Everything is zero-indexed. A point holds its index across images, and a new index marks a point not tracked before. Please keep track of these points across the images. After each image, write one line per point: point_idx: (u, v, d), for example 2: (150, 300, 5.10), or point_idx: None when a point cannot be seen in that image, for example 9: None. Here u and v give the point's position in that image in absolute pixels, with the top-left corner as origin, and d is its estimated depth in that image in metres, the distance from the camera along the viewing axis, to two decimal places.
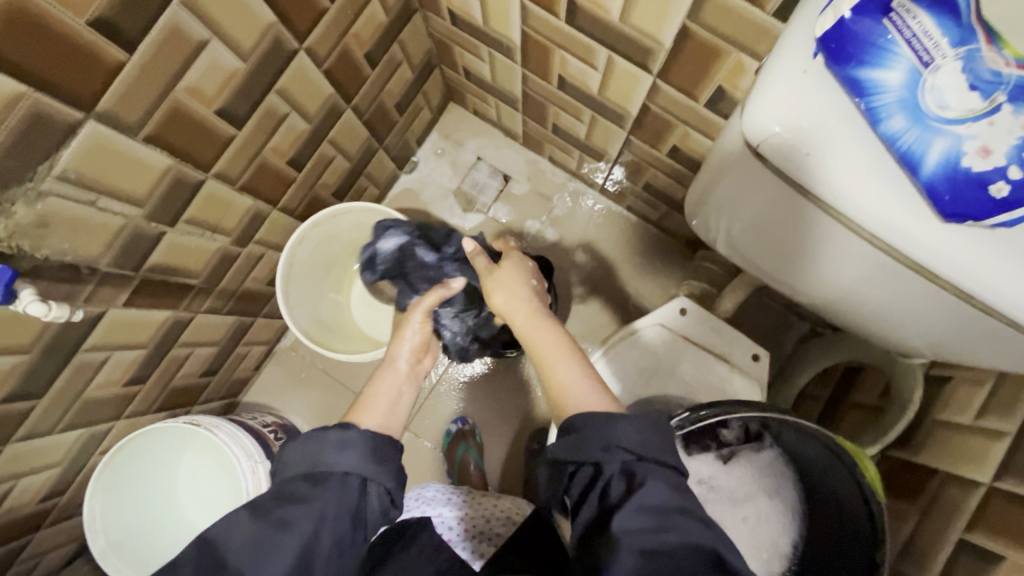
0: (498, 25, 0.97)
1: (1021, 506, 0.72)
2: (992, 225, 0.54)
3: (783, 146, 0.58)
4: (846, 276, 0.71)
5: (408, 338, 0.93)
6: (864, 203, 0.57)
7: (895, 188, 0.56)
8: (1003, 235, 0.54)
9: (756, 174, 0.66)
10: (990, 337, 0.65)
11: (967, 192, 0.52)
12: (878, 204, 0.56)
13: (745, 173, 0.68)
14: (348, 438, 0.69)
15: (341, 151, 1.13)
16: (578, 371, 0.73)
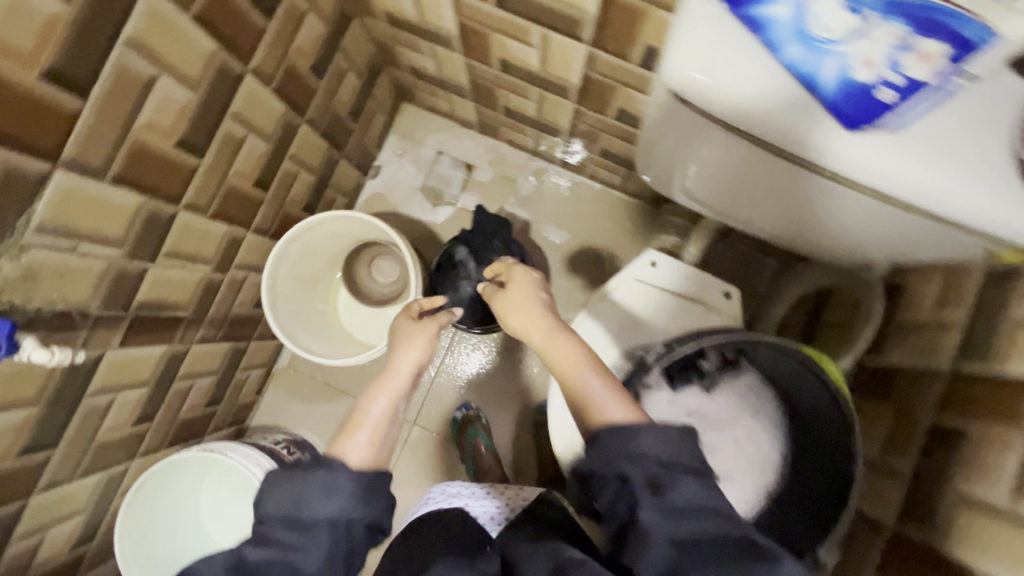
0: (434, 18, 0.96)
1: (975, 386, 0.73)
2: (893, 126, 0.54)
3: (705, 93, 0.55)
4: (796, 201, 0.69)
5: (398, 360, 0.87)
6: (790, 139, 0.55)
7: (815, 113, 0.55)
8: (917, 137, 0.54)
9: (688, 123, 0.63)
10: (937, 237, 0.65)
11: (863, 104, 0.54)
12: (804, 131, 0.55)
13: (678, 123, 0.65)
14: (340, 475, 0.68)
15: (305, 165, 1.12)
16: (598, 380, 0.72)
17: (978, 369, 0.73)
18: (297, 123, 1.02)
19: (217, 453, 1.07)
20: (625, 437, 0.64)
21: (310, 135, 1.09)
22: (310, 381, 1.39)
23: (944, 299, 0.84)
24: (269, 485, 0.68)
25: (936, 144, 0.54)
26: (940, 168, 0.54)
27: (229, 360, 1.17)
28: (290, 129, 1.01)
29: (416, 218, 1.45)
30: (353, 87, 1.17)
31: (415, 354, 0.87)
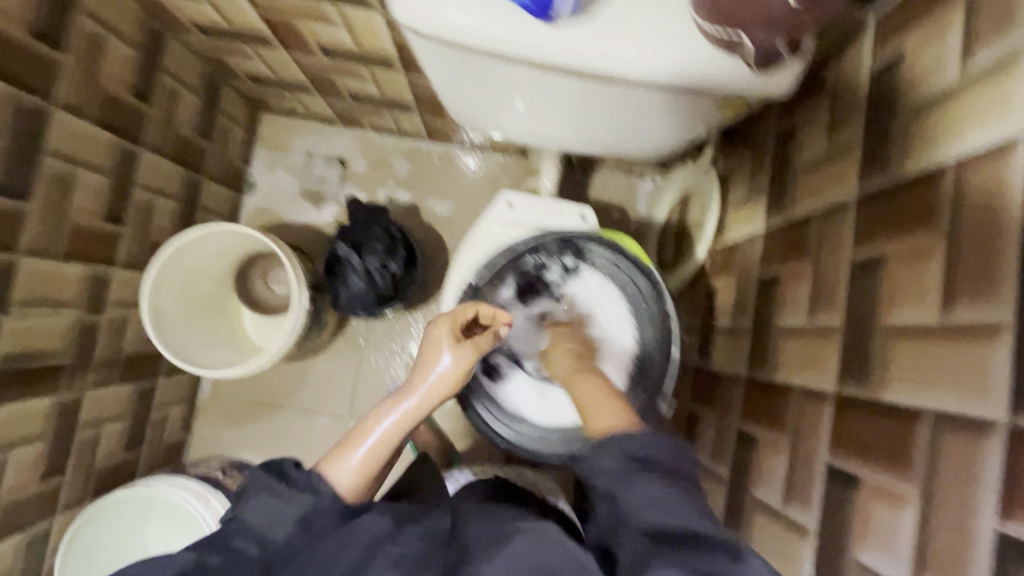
0: (239, 19, 0.97)
1: (780, 233, 0.81)
2: (570, 12, 0.62)
3: (419, 20, 0.62)
4: (567, 101, 0.79)
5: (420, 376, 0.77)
6: (497, 44, 0.63)
7: (509, 16, 0.62)
8: (596, 21, 0.63)
9: (441, 54, 0.71)
10: (682, 105, 0.75)
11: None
12: (509, 38, 0.63)
13: (438, 57, 0.73)
14: (321, 491, 0.57)
15: (160, 192, 1.12)
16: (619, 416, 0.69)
17: (780, 219, 0.82)
18: (134, 150, 1.03)
19: (142, 488, 1.06)
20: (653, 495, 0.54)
21: (156, 161, 1.09)
22: (235, 405, 1.39)
23: (760, 170, 0.92)
24: (246, 494, 0.55)
25: (616, 25, 0.63)
26: (626, 43, 0.63)
27: (138, 400, 1.17)
28: (128, 157, 1.01)
29: (300, 221, 1.43)
30: (191, 104, 1.16)
31: (443, 371, 0.76)
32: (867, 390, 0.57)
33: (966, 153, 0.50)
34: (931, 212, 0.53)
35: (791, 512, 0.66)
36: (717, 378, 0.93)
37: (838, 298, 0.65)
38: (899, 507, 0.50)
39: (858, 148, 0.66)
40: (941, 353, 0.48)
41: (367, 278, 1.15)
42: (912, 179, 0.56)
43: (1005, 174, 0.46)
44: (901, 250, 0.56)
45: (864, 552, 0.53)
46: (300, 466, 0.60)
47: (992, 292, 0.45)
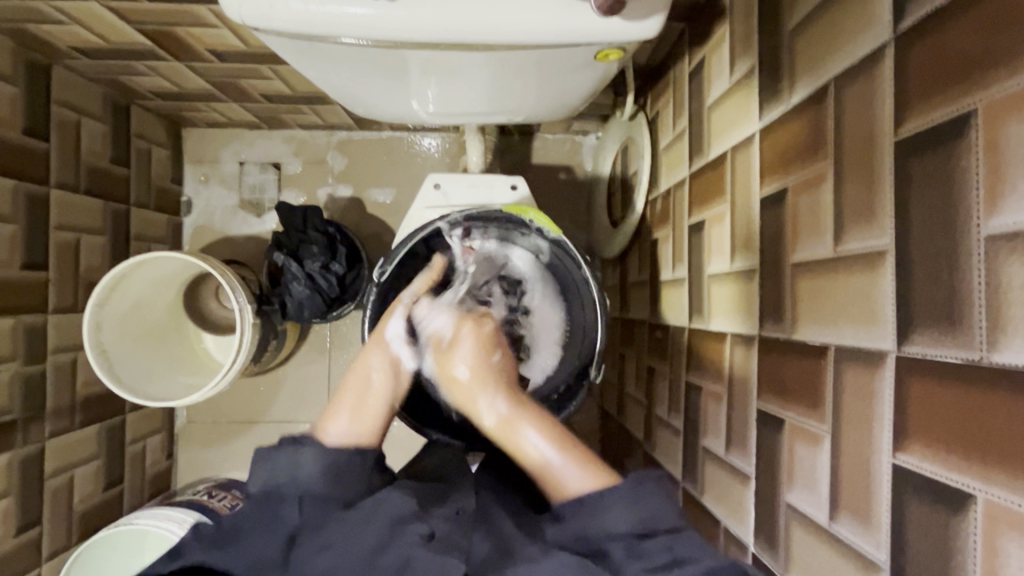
0: (117, 36, 0.91)
1: (700, 176, 0.78)
2: None
3: (258, 15, 0.59)
4: (465, 78, 0.73)
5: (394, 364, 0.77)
6: (366, 30, 0.60)
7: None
8: None
9: (310, 53, 0.67)
10: (575, 66, 0.69)
11: None
12: (359, 18, 0.59)
13: (310, 59, 0.69)
14: (322, 455, 0.61)
15: (80, 230, 1.09)
16: (536, 431, 0.62)
17: (699, 161, 0.79)
18: (42, 192, 1.00)
19: (123, 526, 1.01)
20: (592, 509, 0.53)
21: (70, 199, 1.06)
22: (213, 427, 1.39)
23: (680, 110, 0.88)
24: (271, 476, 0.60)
25: None
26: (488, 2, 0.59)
27: (107, 439, 1.17)
28: (37, 200, 0.99)
29: (243, 234, 1.38)
30: (99, 133, 1.13)
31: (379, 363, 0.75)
32: (782, 331, 0.55)
33: (843, 69, 0.47)
34: (818, 137, 0.50)
35: (733, 458, 0.65)
36: (667, 330, 0.91)
37: (752, 237, 0.63)
38: (816, 446, 0.49)
39: (754, 76, 0.63)
40: (837, 287, 0.47)
41: (310, 282, 1.13)
42: (801, 103, 0.53)
43: (875, 88, 0.43)
44: (797, 180, 0.53)
45: (792, 494, 0.52)
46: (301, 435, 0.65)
47: (873, 217, 0.42)
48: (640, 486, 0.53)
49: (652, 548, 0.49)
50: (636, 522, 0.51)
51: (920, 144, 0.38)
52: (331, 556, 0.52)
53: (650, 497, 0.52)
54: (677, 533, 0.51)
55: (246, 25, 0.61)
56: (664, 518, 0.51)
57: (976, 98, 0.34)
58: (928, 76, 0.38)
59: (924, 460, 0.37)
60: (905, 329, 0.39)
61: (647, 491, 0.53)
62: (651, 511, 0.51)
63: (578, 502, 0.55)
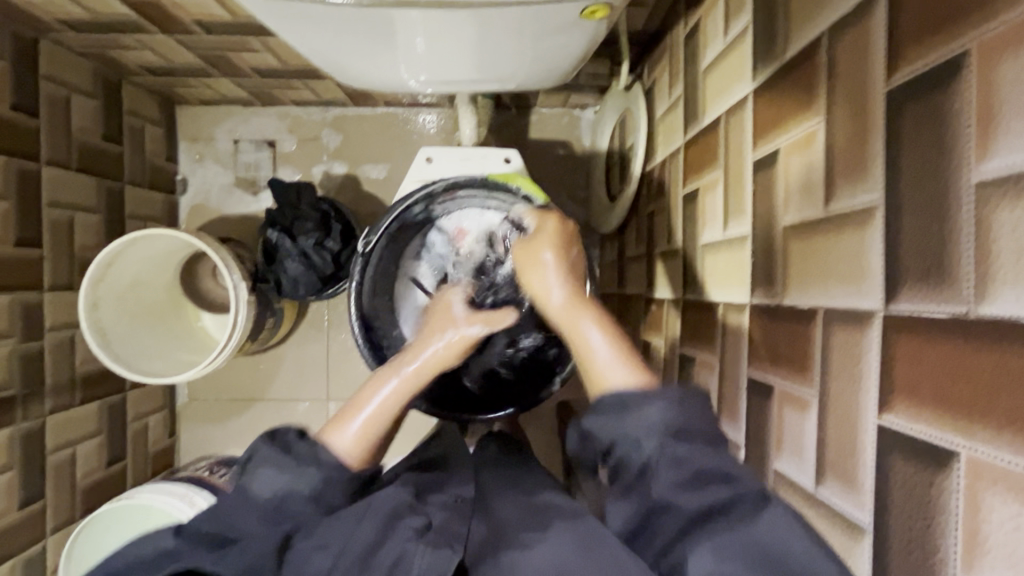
0: (100, 7, 0.90)
1: (694, 143, 0.76)
2: None
3: None
4: (455, 42, 0.71)
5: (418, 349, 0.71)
6: None
7: None
8: None
9: (293, 16, 0.66)
10: (564, 27, 0.67)
11: None
12: None
13: (295, 23, 0.67)
14: (325, 459, 0.57)
15: (74, 207, 1.08)
16: (599, 335, 0.58)
17: (694, 129, 0.77)
18: (34, 169, 0.99)
19: (124, 501, 1.02)
20: (632, 430, 0.47)
21: (62, 176, 1.06)
22: (213, 405, 1.40)
23: (675, 78, 0.86)
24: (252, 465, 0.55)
25: None
26: None
27: (108, 416, 1.18)
28: (28, 176, 0.98)
29: (239, 214, 1.38)
30: (90, 109, 1.12)
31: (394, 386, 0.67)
32: (774, 298, 0.54)
33: (836, 17, 0.45)
34: (811, 92, 0.48)
35: (724, 429, 0.64)
36: (662, 303, 0.90)
37: (744, 203, 0.61)
38: (803, 411, 0.48)
39: (748, 33, 0.60)
40: (828, 247, 0.45)
41: (304, 259, 1.12)
42: (793, 59, 0.51)
43: (868, 37, 0.41)
44: (789, 140, 0.51)
45: (780, 461, 0.52)
46: (301, 435, 0.59)
47: (864, 172, 0.41)
48: (670, 400, 0.47)
49: (677, 461, 0.44)
50: (652, 427, 0.46)
51: (912, 92, 0.36)
52: (330, 553, 0.49)
53: (657, 407, 0.47)
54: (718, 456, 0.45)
55: None
56: (695, 419, 0.46)
57: (967, 40, 0.32)
58: (922, 19, 0.36)
59: (907, 418, 0.36)
60: (894, 286, 0.37)
61: (666, 406, 0.47)
62: (686, 417, 0.46)
63: (610, 413, 0.49)
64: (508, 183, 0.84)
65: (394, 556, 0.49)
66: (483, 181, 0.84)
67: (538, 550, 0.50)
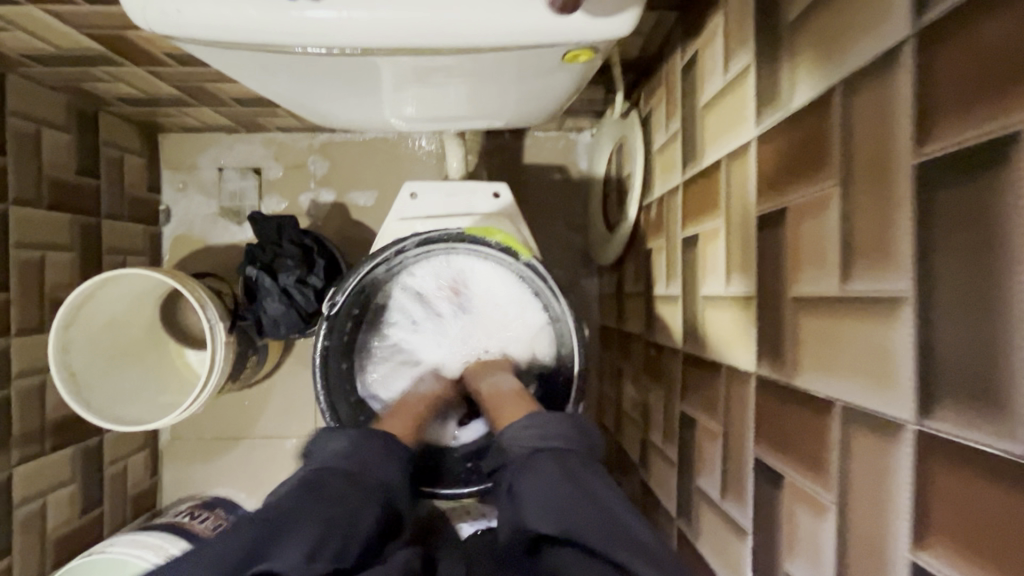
0: (65, 41, 0.85)
1: (694, 184, 0.70)
2: None
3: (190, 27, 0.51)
4: (437, 83, 0.65)
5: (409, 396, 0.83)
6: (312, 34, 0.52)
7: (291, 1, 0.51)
8: None
9: (257, 64, 0.60)
10: (547, 68, 0.61)
11: None
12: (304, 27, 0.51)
13: (259, 70, 0.61)
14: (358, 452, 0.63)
15: (45, 245, 1.04)
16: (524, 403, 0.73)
17: (693, 168, 0.71)
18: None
19: (96, 555, 0.97)
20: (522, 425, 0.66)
21: (32, 214, 1.01)
22: (197, 443, 1.34)
23: (673, 110, 0.80)
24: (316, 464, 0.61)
25: None
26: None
27: (84, 461, 1.13)
28: None
29: (223, 244, 1.33)
30: (64, 143, 1.08)
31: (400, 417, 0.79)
32: (783, 374, 0.48)
33: (853, 68, 0.39)
34: (824, 148, 0.42)
35: (729, 507, 0.58)
36: (661, 350, 0.84)
37: (748, 260, 0.55)
38: (820, 516, 0.42)
39: (751, 73, 0.55)
40: (847, 333, 0.39)
41: (285, 298, 1.06)
42: (802, 107, 0.45)
43: (891, 97, 0.35)
44: (798, 200, 0.45)
45: (793, 564, 0.45)
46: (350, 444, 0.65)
47: (890, 254, 0.35)
48: (548, 420, 0.65)
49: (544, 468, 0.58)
50: (535, 442, 0.62)
51: (950, 170, 0.30)
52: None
53: (548, 424, 0.64)
54: (589, 464, 0.59)
55: (175, 38, 0.54)
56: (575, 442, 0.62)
57: (1020, 118, 0.26)
58: (962, 85, 0.29)
59: (953, 565, 0.30)
60: (930, 400, 0.31)
61: (550, 423, 0.64)
62: (567, 434, 0.63)
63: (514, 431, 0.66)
64: (487, 236, 0.77)
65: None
66: (460, 235, 0.76)
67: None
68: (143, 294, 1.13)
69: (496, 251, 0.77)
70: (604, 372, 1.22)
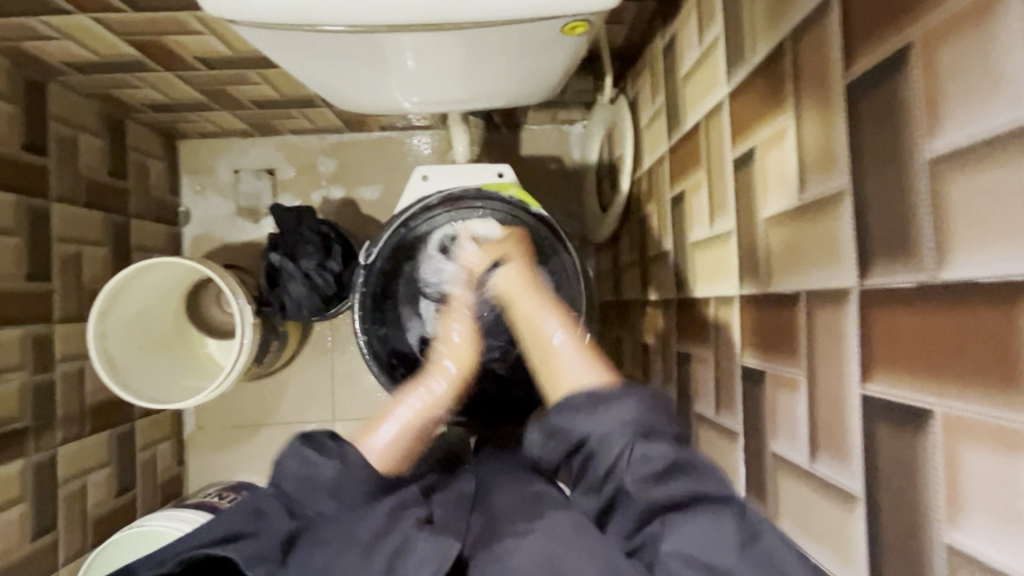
0: (106, 48, 0.94)
1: (679, 146, 0.80)
2: None
3: (248, 10, 0.61)
4: (453, 62, 0.75)
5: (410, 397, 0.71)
6: (348, 15, 0.62)
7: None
8: None
9: (298, 44, 0.69)
10: (547, 44, 0.71)
11: None
12: (343, 8, 0.61)
13: (300, 50, 0.71)
14: (354, 463, 0.56)
15: (81, 241, 1.12)
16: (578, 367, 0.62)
17: (676, 134, 0.80)
18: (43, 205, 1.02)
19: (135, 528, 1.01)
20: (589, 414, 0.52)
21: (70, 211, 1.09)
22: (219, 432, 1.40)
23: (657, 88, 0.90)
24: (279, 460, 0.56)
25: None
26: None
27: (117, 446, 1.19)
28: (37, 213, 1.01)
29: (240, 242, 1.41)
30: (96, 147, 1.17)
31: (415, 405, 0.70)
32: (760, 286, 0.56)
33: (798, 22, 0.48)
34: (780, 90, 0.51)
35: (723, 420, 0.66)
36: (658, 305, 0.92)
37: (727, 199, 0.64)
38: (794, 391, 0.50)
39: (721, 41, 0.64)
40: (808, 233, 0.47)
41: (306, 281, 1.15)
42: (762, 60, 0.55)
43: (826, 37, 0.44)
44: (763, 136, 0.54)
45: (777, 443, 0.53)
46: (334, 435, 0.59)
47: (832, 160, 0.44)
48: (642, 403, 0.51)
49: (647, 449, 0.48)
50: (623, 433, 0.49)
51: (869, 82, 0.39)
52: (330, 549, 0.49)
53: (630, 404, 0.51)
54: (679, 448, 0.48)
55: (233, 22, 0.63)
56: (662, 421, 0.51)
57: (911, 32, 0.35)
58: (871, 18, 0.39)
59: (888, 382, 0.38)
60: (866, 263, 0.40)
61: (643, 403, 0.51)
62: (649, 415, 0.50)
63: (583, 409, 0.52)
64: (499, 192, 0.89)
65: (397, 542, 0.49)
66: (476, 192, 0.88)
67: (535, 535, 0.47)
68: (168, 289, 1.20)
69: (508, 204, 0.89)
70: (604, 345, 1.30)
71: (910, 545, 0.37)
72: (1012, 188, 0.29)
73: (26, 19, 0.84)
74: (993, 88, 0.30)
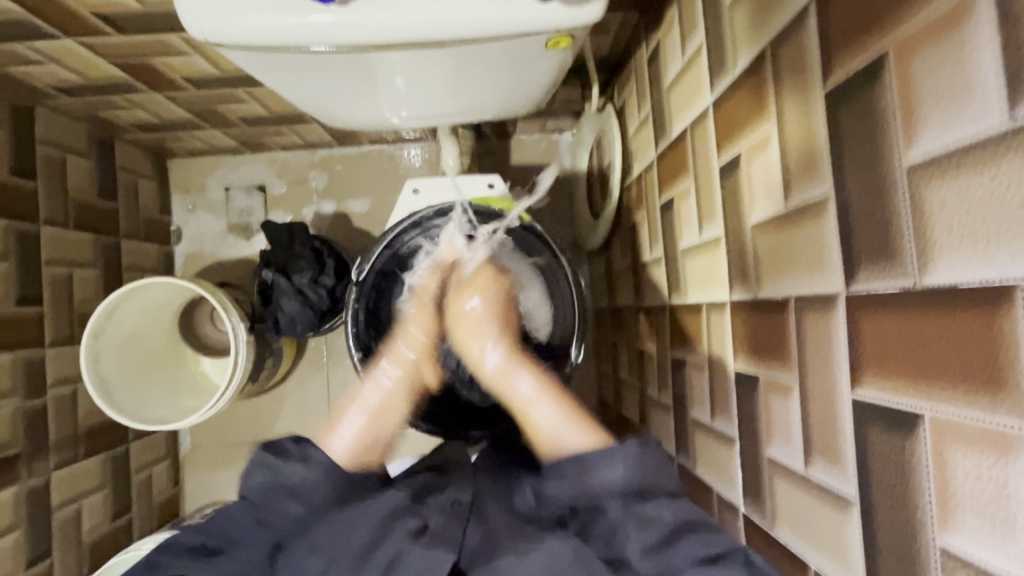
0: (93, 71, 0.95)
1: (666, 154, 0.80)
2: None
3: (234, 34, 0.62)
4: (441, 77, 0.75)
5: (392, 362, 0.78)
6: (333, 35, 0.62)
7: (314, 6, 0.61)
8: None
9: (286, 65, 0.70)
10: (533, 57, 0.71)
11: None
12: (329, 29, 0.62)
13: (287, 70, 0.71)
14: (313, 463, 0.57)
15: (71, 263, 1.11)
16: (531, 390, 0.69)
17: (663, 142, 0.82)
18: (32, 229, 1.02)
19: None
20: (591, 459, 0.55)
21: (60, 233, 1.08)
22: (215, 451, 1.39)
23: (643, 96, 0.91)
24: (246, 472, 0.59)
25: None
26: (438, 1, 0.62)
27: (112, 469, 1.17)
28: (26, 237, 1.01)
29: (233, 258, 1.40)
30: (85, 169, 1.16)
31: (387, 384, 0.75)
32: (749, 291, 0.57)
33: (777, 32, 0.49)
34: (763, 97, 0.52)
35: (718, 424, 0.66)
36: (651, 312, 0.92)
37: (713, 206, 0.65)
38: (787, 396, 0.50)
39: (704, 50, 0.65)
40: (795, 239, 0.48)
41: (300, 297, 1.15)
42: (744, 69, 0.56)
43: (805, 46, 0.45)
44: (747, 144, 0.55)
45: (772, 448, 0.53)
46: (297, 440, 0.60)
47: (815, 167, 0.44)
48: (632, 452, 0.54)
49: (652, 510, 0.51)
50: (621, 488, 0.53)
51: (848, 90, 0.40)
52: (323, 558, 0.53)
53: (626, 458, 0.54)
54: (680, 507, 0.52)
55: (219, 46, 0.64)
56: (658, 478, 0.54)
57: (887, 42, 0.36)
58: (848, 29, 0.40)
59: (878, 387, 0.39)
60: (851, 269, 0.40)
61: (641, 457, 0.54)
62: (646, 473, 0.53)
63: (577, 463, 0.56)
64: (489, 204, 0.89)
65: (390, 554, 0.52)
66: (466, 205, 0.88)
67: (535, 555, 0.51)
68: (159, 308, 1.19)
69: (499, 217, 0.89)
70: (600, 353, 1.30)
71: (905, 550, 0.37)
72: (989, 194, 0.30)
73: (11, 45, 0.84)
74: (966, 97, 0.31)
